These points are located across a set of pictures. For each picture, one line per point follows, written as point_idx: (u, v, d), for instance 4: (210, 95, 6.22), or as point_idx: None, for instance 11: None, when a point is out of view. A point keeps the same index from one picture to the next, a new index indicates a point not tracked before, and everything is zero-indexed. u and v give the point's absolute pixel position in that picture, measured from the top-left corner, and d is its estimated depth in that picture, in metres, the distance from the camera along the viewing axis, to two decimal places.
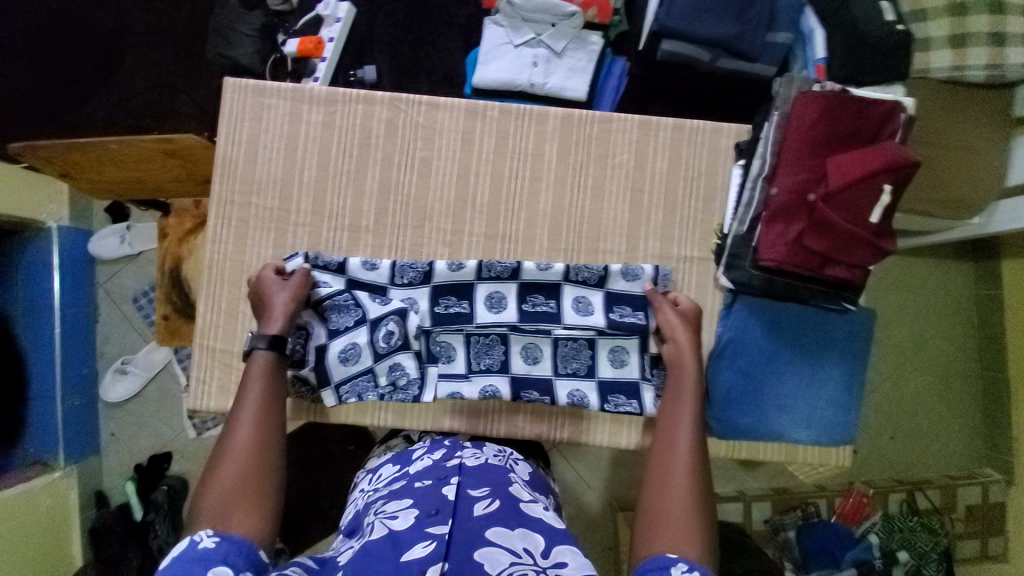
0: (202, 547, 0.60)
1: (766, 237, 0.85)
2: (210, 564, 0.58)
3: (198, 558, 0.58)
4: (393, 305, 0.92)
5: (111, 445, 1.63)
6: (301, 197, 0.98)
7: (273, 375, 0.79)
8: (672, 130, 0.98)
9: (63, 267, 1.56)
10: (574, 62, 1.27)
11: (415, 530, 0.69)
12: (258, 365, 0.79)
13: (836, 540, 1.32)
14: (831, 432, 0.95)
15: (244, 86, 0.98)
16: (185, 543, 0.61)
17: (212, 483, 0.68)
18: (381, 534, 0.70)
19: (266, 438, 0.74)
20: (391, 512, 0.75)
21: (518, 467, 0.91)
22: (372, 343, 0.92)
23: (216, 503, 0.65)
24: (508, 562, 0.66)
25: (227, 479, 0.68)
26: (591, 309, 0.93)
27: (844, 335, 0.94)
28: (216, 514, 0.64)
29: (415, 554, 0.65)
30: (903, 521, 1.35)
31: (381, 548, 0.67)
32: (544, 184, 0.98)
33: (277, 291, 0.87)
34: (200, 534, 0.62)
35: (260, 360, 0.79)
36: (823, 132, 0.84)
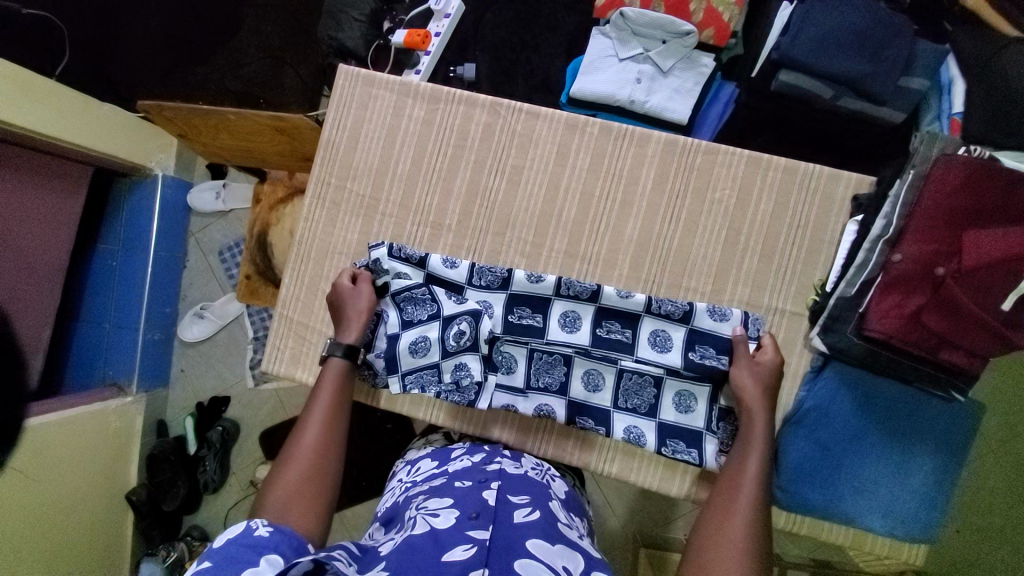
0: (257, 534, 0.60)
1: (878, 306, 0.77)
2: (263, 551, 0.59)
3: (253, 545, 0.59)
4: (467, 306, 0.92)
5: (179, 382, 1.76)
6: (392, 187, 1.00)
7: (342, 382, 0.84)
8: (782, 172, 0.91)
9: (164, 214, 1.68)
10: (679, 82, 1.21)
11: (455, 531, 0.66)
12: (330, 370, 0.84)
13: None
14: (911, 527, 0.86)
15: (356, 74, 1.01)
16: (239, 526, 0.61)
17: (279, 477, 0.72)
18: (423, 531, 0.67)
19: (331, 441, 0.78)
20: (432, 509, 0.72)
21: (555, 483, 0.89)
22: (443, 340, 0.91)
23: (281, 496, 0.70)
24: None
25: (292, 474, 0.72)
26: (669, 346, 0.88)
27: (945, 427, 0.85)
28: (280, 507, 0.69)
29: (457, 556, 0.61)
30: None
31: (422, 543, 0.64)
32: (634, 210, 0.95)
33: (354, 299, 0.89)
34: (254, 521, 0.62)
35: (333, 366, 0.85)
36: (966, 203, 0.76)
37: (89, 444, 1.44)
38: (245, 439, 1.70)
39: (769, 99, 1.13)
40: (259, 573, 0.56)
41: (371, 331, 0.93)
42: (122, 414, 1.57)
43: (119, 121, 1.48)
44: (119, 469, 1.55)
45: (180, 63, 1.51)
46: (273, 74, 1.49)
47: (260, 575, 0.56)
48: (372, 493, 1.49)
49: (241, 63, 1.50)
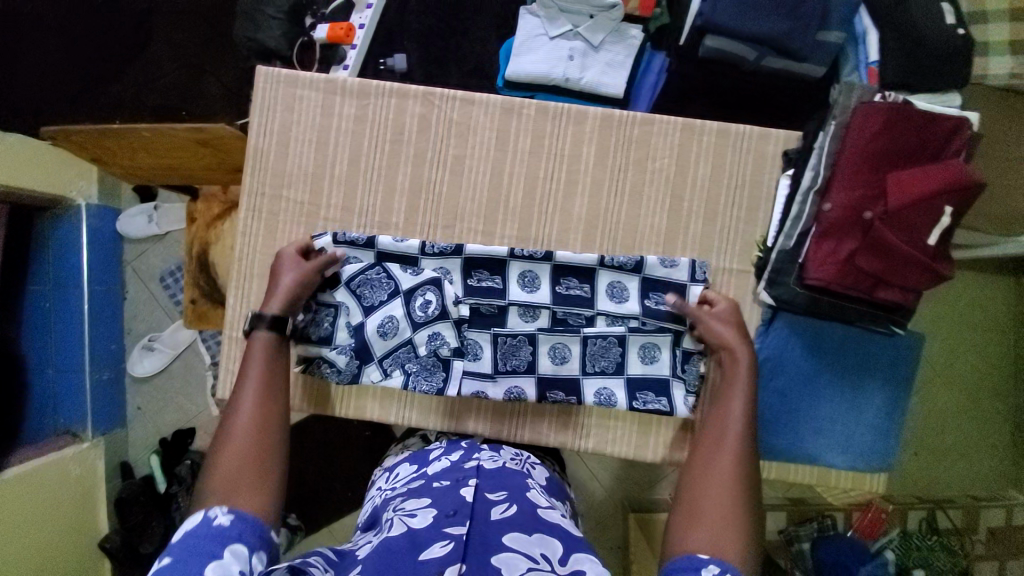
0: (217, 523, 0.62)
1: (815, 254, 0.81)
2: (225, 540, 0.60)
3: (214, 535, 0.60)
4: (425, 278, 0.91)
5: (137, 420, 1.67)
6: (331, 190, 0.96)
7: (274, 353, 0.80)
8: (717, 135, 0.93)
9: (93, 245, 1.58)
10: (611, 56, 1.21)
11: (432, 530, 0.66)
12: (259, 342, 0.80)
13: (853, 555, 1.29)
14: (867, 457, 0.92)
15: (277, 75, 0.96)
16: (198, 516, 0.62)
17: (215, 463, 0.69)
18: (399, 532, 0.67)
19: (268, 418, 0.74)
20: (409, 510, 0.72)
21: (534, 471, 0.90)
22: (409, 309, 0.91)
23: (222, 482, 0.67)
24: (526, 568, 0.61)
25: (229, 460, 0.69)
26: (626, 297, 0.92)
27: (889, 359, 0.91)
28: (222, 491, 0.65)
29: (434, 553, 0.62)
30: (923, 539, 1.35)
31: (399, 544, 0.64)
32: (579, 187, 0.95)
33: (281, 271, 0.87)
34: (213, 510, 0.63)
35: (261, 339, 0.81)
36: (884, 147, 0.80)
37: (52, 497, 1.37)
38: None
39: (697, 65, 1.15)
40: (222, 563, 0.58)
41: (330, 321, 0.91)
42: (81, 460, 1.48)
43: (30, 153, 1.37)
44: (86, 519, 1.47)
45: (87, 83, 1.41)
46: (192, 86, 1.42)
47: (224, 565, 0.57)
48: (357, 504, 1.46)
49: (156, 76, 1.42)
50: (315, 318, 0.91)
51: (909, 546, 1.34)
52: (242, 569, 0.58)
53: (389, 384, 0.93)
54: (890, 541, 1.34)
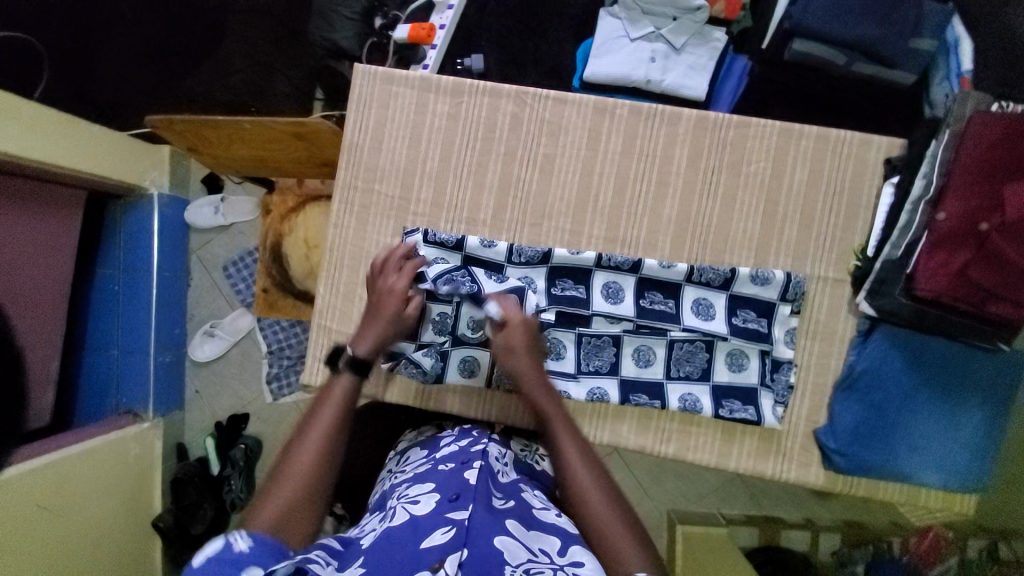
0: (237, 548, 0.55)
1: (927, 266, 0.78)
2: (245, 566, 0.54)
3: (234, 562, 0.54)
4: (510, 284, 0.90)
5: (194, 404, 1.73)
6: (422, 187, 0.98)
7: (348, 405, 0.77)
8: (815, 140, 0.91)
9: (164, 230, 1.63)
10: (693, 59, 1.20)
11: (433, 516, 0.65)
12: (338, 389, 0.77)
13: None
14: (961, 477, 0.88)
15: (373, 72, 0.98)
16: (218, 542, 0.56)
17: (265, 499, 0.64)
18: (402, 519, 0.66)
19: (331, 466, 0.70)
20: (412, 496, 0.71)
21: (542, 463, 0.90)
22: (490, 302, 0.90)
23: (268, 518, 0.63)
24: (526, 558, 0.60)
25: (282, 496, 0.65)
26: (712, 314, 0.91)
27: (990, 377, 0.87)
28: (270, 525, 0.62)
29: (435, 540, 0.60)
30: None
31: (399, 533, 0.63)
32: (670, 189, 0.94)
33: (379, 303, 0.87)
34: (233, 534, 0.57)
35: (341, 385, 0.78)
36: (1003, 157, 0.77)
37: (110, 476, 1.38)
38: (269, 454, 1.68)
39: (782, 68, 1.12)
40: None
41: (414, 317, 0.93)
42: (141, 441, 1.52)
43: (111, 140, 1.41)
44: (139, 502, 1.48)
45: (164, 76, 1.48)
46: (264, 83, 1.46)
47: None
48: None
49: (228, 72, 1.47)
50: None
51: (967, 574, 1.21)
52: None
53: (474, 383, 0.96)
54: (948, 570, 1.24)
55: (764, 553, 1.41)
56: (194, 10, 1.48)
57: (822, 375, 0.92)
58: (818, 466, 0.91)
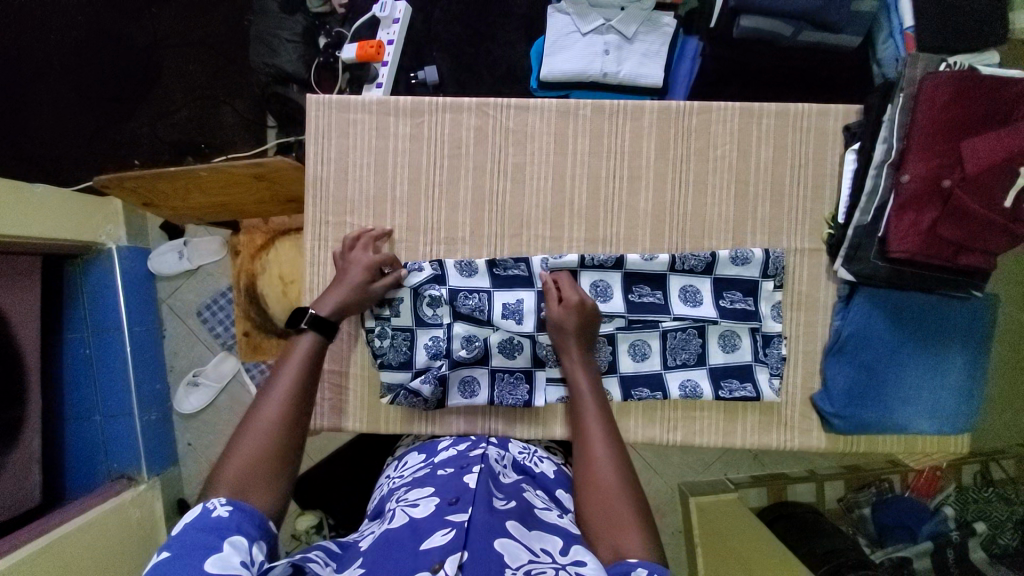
0: (216, 515, 0.59)
1: (897, 228, 0.81)
2: (225, 532, 0.57)
3: (213, 527, 0.57)
4: (518, 287, 0.93)
5: (189, 457, 1.68)
6: (395, 213, 0.96)
7: (313, 364, 0.77)
8: (776, 116, 0.93)
9: (128, 285, 1.56)
10: (646, 46, 1.20)
11: (433, 519, 0.65)
12: (301, 348, 0.77)
13: (912, 515, 1.30)
14: (953, 420, 0.92)
15: (328, 101, 0.95)
16: (196, 509, 0.59)
17: (229, 460, 0.65)
18: (402, 522, 0.67)
19: (298, 418, 0.71)
20: (411, 499, 0.72)
21: (543, 464, 0.87)
22: (501, 309, 0.92)
23: (237, 475, 0.64)
24: (527, 559, 0.61)
25: (250, 447, 0.66)
26: (699, 300, 0.93)
27: (967, 322, 0.91)
28: (241, 486, 0.63)
29: (435, 541, 0.61)
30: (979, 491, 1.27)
31: (400, 535, 0.64)
32: (643, 182, 0.95)
33: (345, 271, 0.88)
34: (211, 501, 0.60)
35: (303, 345, 0.77)
36: (956, 115, 0.80)
37: (119, 541, 1.35)
38: None
39: (732, 47, 1.14)
40: (222, 556, 0.55)
41: (408, 345, 0.94)
42: (140, 503, 1.48)
43: (58, 200, 1.35)
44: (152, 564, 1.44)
45: (99, 125, 1.40)
46: (212, 115, 1.44)
47: (224, 558, 0.54)
48: None
49: (171, 111, 1.43)
50: (391, 345, 0.94)
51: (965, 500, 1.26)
52: (243, 560, 0.55)
53: (475, 403, 0.95)
54: (946, 497, 1.29)
55: (773, 511, 1.47)
56: (123, 52, 1.41)
57: (811, 342, 0.95)
58: (821, 430, 0.94)
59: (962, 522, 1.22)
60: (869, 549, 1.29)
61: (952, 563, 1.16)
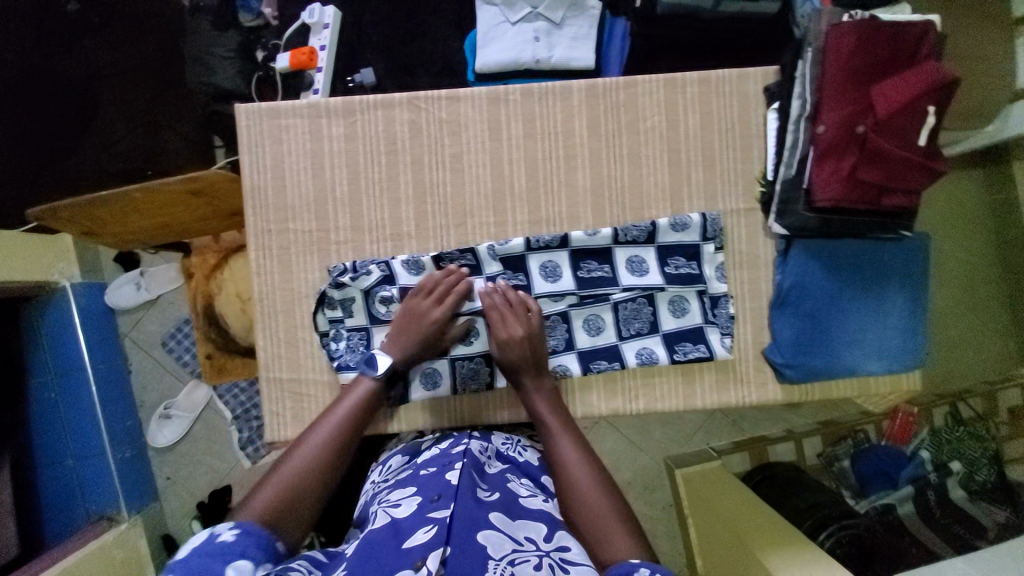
0: (221, 540, 0.60)
1: (819, 177, 0.84)
2: (228, 557, 0.58)
3: (217, 551, 0.58)
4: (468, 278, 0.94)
5: (169, 491, 1.63)
6: (337, 214, 0.96)
7: (368, 406, 0.83)
8: (699, 84, 0.96)
9: (87, 321, 1.53)
10: (575, 30, 1.23)
11: (416, 518, 0.66)
12: (360, 389, 0.84)
13: (889, 462, 1.35)
14: (900, 358, 0.95)
15: (257, 109, 0.95)
16: (201, 535, 0.60)
17: (265, 484, 0.69)
18: (383, 523, 0.67)
19: (337, 455, 0.76)
20: (393, 500, 0.73)
21: (526, 453, 0.89)
22: None
23: (265, 505, 0.67)
24: (511, 548, 0.63)
25: (286, 476, 0.71)
26: (646, 269, 0.95)
27: (902, 263, 0.94)
28: (268, 514, 0.66)
29: (417, 540, 0.62)
30: (951, 432, 1.30)
31: (381, 536, 0.64)
32: (579, 160, 0.96)
33: (411, 315, 0.89)
34: (217, 527, 0.61)
35: (363, 386, 0.84)
36: (862, 63, 0.83)
37: None
38: None
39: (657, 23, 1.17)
40: None
41: (365, 344, 0.93)
42: (123, 543, 1.44)
43: None
44: None
45: None
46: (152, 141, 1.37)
47: None
48: None
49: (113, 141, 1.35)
50: (348, 347, 0.93)
51: (940, 442, 1.31)
52: None
53: (439, 393, 0.95)
54: (920, 441, 1.35)
55: (759, 472, 1.50)
56: None
57: (757, 300, 0.97)
58: (774, 382, 0.97)
59: (939, 464, 1.27)
60: (854, 501, 1.36)
61: (934, 505, 1.20)
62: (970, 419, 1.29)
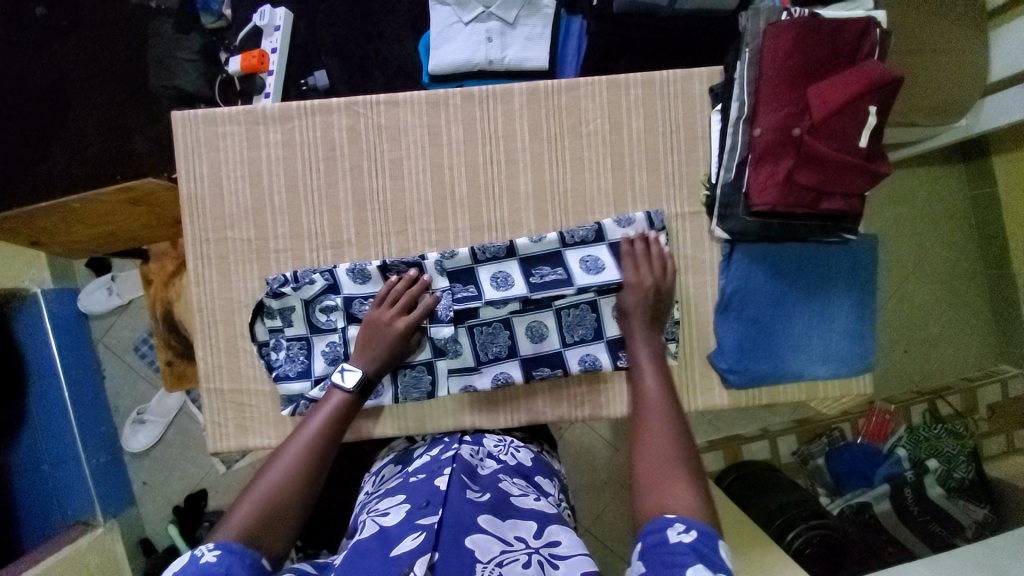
0: (204, 561, 0.56)
1: (756, 181, 0.83)
2: None
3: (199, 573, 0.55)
4: None
5: (146, 495, 1.63)
6: (276, 223, 0.95)
7: (345, 414, 0.80)
8: (642, 86, 0.94)
9: (59, 329, 1.53)
10: (529, 30, 1.21)
11: (404, 525, 0.65)
12: (335, 399, 0.80)
13: (865, 460, 1.31)
14: (849, 362, 0.94)
15: (193, 118, 0.94)
16: (183, 558, 0.57)
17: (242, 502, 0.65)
18: (371, 533, 0.66)
19: (317, 467, 0.72)
20: (382, 509, 0.72)
21: (519, 454, 0.88)
22: None
23: (243, 524, 0.62)
24: (499, 551, 0.63)
25: (263, 492, 0.66)
26: (601, 266, 0.92)
27: (848, 267, 0.93)
28: (248, 532, 0.62)
29: (405, 547, 0.61)
30: (929, 430, 1.28)
31: (369, 544, 0.64)
32: (521, 165, 0.95)
33: (382, 324, 0.88)
34: (199, 548, 0.58)
35: (337, 396, 0.81)
36: (798, 64, 0.81)
37: None
38: None
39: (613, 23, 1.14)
40: None
41: (305, 353, 0.93)
42: (97, 547, 1.44)
43: None
44: None
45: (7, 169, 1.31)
46: (121, 146, 1.31)
47: None
48: None
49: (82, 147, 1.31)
50: (287, 357, 0.93)
51: (918, 439, 1.28)
52: None
53: (381, 402, 0.94)
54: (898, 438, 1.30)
55: (734, 471, 1.38)
56: None
57: (701, 305, 0.96)
58: (719, 388, 0.96)
59: (916, 462, 1.26)
60: (829, 500, 1.31)
61: (912, 504, 1.21)
62: (947, 417, 1.30)
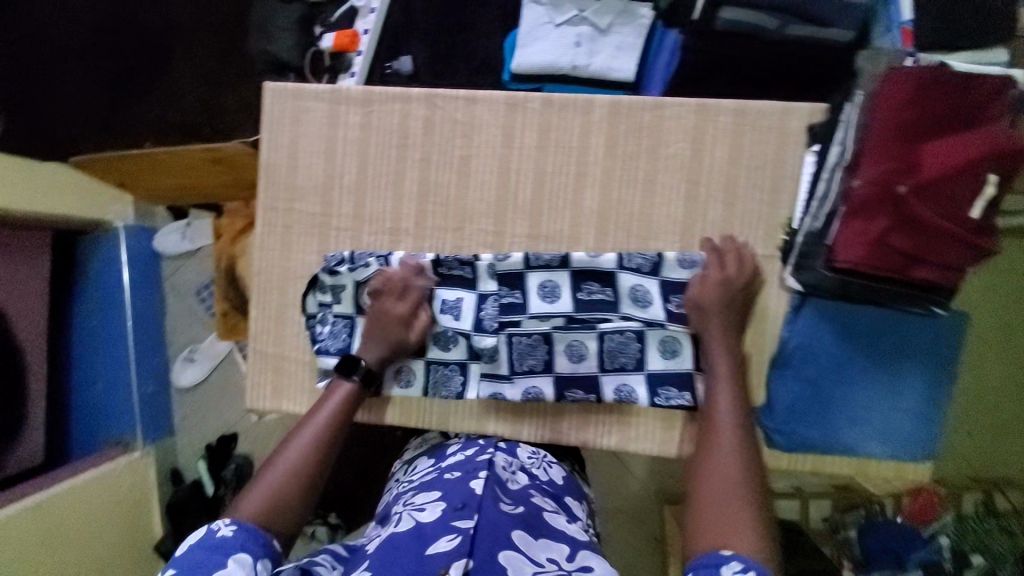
0: (220, 534, 0.68)
1: (844, 236, 0.76)
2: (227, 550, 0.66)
3: (213, 545, 0.67)
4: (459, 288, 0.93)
5: (183, 430, 1.72)
6: (342, 202, 0.97)
7: (349, 404, 0.86)
8: (734, 114, 0.89)
9: (134, 265, 1.63)
10: (620, 39, 1.16)
11: (440, 524, 0.66)
12: (341, 390, 0.87)
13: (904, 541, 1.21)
14: (910, 445, 0.86)
15: (282, 90, 0.97)
16: (202, 529, 0.69)
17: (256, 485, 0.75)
18: (407, 527, 0.67)
19: (321, 455, 0.81)
20: (418, 504, 0.72)
21: (551, 470, 0.88)
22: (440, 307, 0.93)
23: (256, 507, 0.73)
24: (531, 572, 0.62)
25: (274, 478, 0.76)
26: (649, 300, 0.88)
27: (931, 341, 0.84)
28: (259, 514, 0.72)
29: (440, 549, 0.62)
30: (980, 522, 1.21)
31: (405, 540, 0.65)
32: (590, 179, 0.92)
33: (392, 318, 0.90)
34: (217, 522, 0.70)
35: (343, 387, 0.87)
36: (916, 115, 0.73)
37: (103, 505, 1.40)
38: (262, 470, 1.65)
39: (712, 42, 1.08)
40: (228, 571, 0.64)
41: (347, 331, 0.95)
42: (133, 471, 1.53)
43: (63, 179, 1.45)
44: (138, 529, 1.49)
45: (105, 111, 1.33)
46: (212, 100, 1.34)
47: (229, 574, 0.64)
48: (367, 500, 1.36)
49: (177, 96, 1.34)
50: (331, 333, 0.95)
51: (965, 530, 1.21)
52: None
53: (411, 392, 0.95)
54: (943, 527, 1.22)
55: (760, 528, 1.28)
56: None
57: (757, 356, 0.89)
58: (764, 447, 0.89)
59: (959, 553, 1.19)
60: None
61: None
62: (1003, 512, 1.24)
